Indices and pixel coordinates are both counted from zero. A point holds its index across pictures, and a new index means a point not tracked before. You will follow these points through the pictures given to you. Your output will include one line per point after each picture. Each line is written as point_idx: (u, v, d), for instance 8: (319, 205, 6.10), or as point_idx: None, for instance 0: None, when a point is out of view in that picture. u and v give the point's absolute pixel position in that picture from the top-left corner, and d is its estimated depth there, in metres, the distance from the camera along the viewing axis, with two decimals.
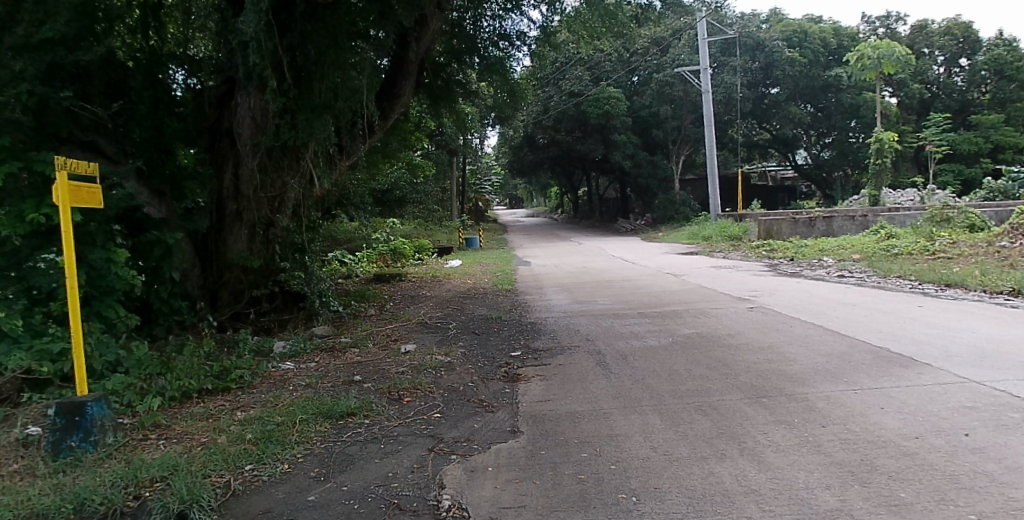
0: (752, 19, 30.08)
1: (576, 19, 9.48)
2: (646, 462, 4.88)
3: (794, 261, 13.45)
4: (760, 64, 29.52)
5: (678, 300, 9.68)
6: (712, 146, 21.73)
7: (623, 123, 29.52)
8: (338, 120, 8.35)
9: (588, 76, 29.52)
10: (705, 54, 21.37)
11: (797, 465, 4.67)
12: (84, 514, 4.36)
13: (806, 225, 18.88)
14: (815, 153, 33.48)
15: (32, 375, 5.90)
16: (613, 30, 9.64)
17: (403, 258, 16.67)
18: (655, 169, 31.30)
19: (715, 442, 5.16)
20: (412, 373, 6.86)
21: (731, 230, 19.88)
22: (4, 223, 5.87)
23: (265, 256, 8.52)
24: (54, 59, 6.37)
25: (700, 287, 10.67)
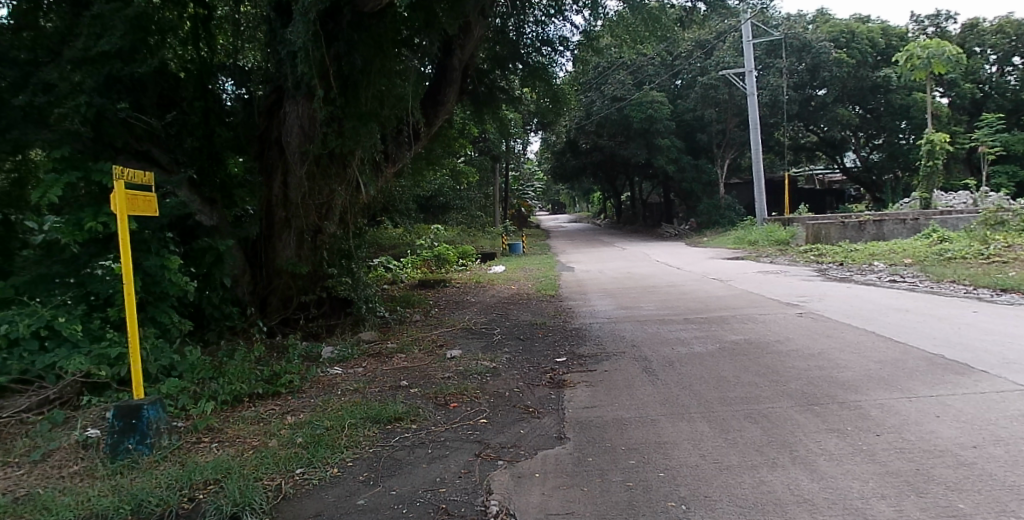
0: (797, 20, 29.53)
1: (619, 22, 9.40)
2: (696, 470, 4.81)
3: (843, 266, 13.16)
4: (806, 65, 28.82)
5: (725, 306, 9.53)
6: (757, 150, 21.33)
7: (666, 127, 29.17)
8: (384, 128, 8.43)
9: (630, 80, 29.45)
10: (749, 57, 21.07)
11: (850, 474, 4.55)
12: (141, 515, 4.45)
13: (855, 229, 18.44)
14: (864, 155, 32.78)
15: (91, 378, 6.09)
16: (657, 34, 9.48)
17: (447, 263, 16.70)
18: (700, 174, 30.69)
19: (765, 450, 5.07)
20: (459, 378, 6.86)
21: (778, 234, 19.60)
22: (63, 231, 6.10)
23: (313, 262, 8.63)
24: (110, 72, 6.49)
25: (747, 292, 10.50)
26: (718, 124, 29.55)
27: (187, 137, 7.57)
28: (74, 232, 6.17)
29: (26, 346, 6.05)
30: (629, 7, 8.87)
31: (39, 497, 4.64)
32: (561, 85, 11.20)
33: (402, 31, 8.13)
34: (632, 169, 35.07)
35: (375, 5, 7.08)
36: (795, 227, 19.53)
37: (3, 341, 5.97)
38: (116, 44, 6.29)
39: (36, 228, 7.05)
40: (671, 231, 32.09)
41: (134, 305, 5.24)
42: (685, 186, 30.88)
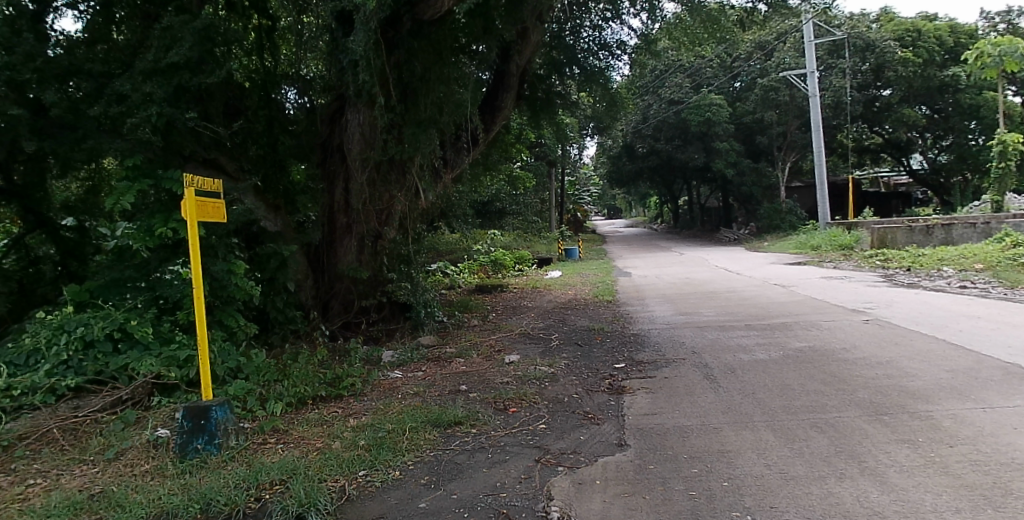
0: (862, 19, 28.74)
1: (677, 25, 9.33)
2: (761, 480, 4.70)
3: (910, 271, 12.76)
4: (870, 65, 27.97)
5: (787, 312, 9.32)
6: (821, 152, 20.77)
7: (727, 129, 28.37)
8: (443, 133, 8.33)
9: (688, 83, 29.20)
10: (813, 57, 20.62)
11: (923, 487, 4.39)
12: (210, 514, 4.55)
13: (923, 234, 18.11)
14: (933, 156, 31.78)
15: (162, 379, 6.30)
16: (716, 36, 9.42)
17: (504, 269, 17.02)
18: (760, 178, 30.12)
19: (833, 460, 4.92)
20: (517, 383, 6.85)
21: (843, 240, 19.06)
22: (136, 237, 6.35)
23: (373, 267, 8.69)
24: (180, 82, 6.55)
25: (809, 298, 10.25)
26: (779, 126, 28.53)
27: (251, 145, 7.75)
28: (145, 238, 6.37)
29: (100, 348, 6.37)
30: (686, 10, 8.81)
31: (113, 494, 4.79)
32: (618, 89, 11.11)
33: (459, 38, 8.21)
34: (689, 172, 34.48)
35: (433, 13, 6.98)
36: (860, 232, 19.05)
37: (80, 343, 6.33)
38: (185, 55, 6.42)
39: (111, 234, 7.60)
40: (729, 237, 31.48)
41: (203, 309, 5.36)
42: (744, 189, 30.18)
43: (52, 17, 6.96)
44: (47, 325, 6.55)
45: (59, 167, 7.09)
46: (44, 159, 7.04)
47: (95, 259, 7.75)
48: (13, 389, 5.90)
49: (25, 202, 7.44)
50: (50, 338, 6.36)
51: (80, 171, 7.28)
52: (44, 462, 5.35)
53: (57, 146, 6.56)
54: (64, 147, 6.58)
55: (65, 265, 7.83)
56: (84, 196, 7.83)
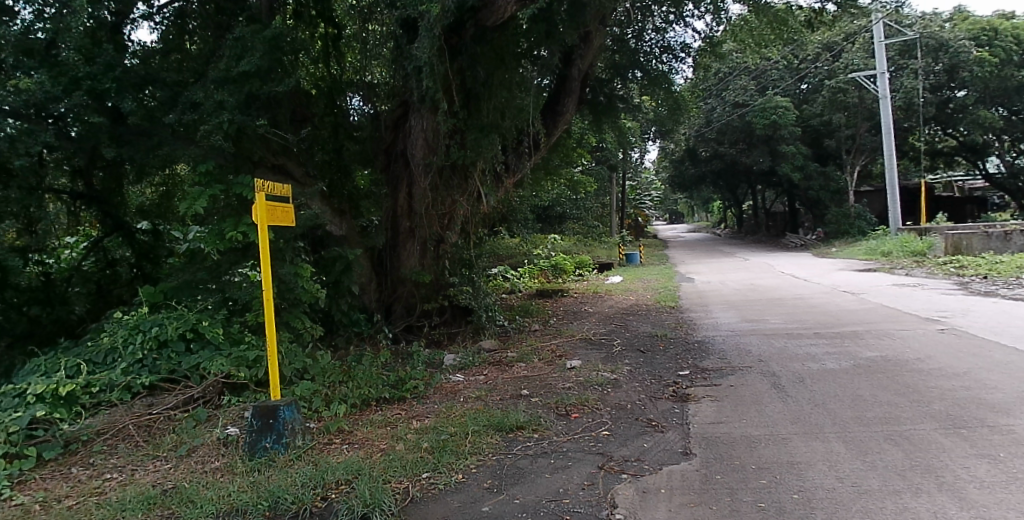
0: (934, 18, 27.52)
1: (742, 27, 9.25)
2: (832, 493, 4.55)
3: (988, 280, 12.20)
4: (944, 66, 26.81)
5: (858, 320, 9.04)
6: (891, 156, 20.00)
7: (792, 133, 27.43)
8: (504, 139, 8.50)
9: (753, 85, 28.56)
10: (881, 58, 19.94)
11: (1006, 504, 4.19)
12: (278, 512, 4.63)
13: (1000, 240, 17.22)
14: (1011, 159, 30.57)
15: (232, 379, 6.45)
16: (783, 36, 9.22)
17: (564, 274, 17.10)
18: (828, 182, 28.46)
19: (909, 474, 4.74)
20: (579, 389, 6.81)
21: (915, 245, 18.24)
22: (207, 240, 6.53)
23: (435, 271, 8.81)
24: (250, 90, 6.62)
25: (881, 307, 9.89)
26: (847, 129, 26.99)
27: (318, 151, 7.91)
28: (216, 242, 6.54)
29: (174, 347, 6.59)
30: (752, 11, 8.69)
31: (185, 490, 4.92)
32: (682, 93, 11.02)
33: (521, 44, 8.12)
34: (751, 176, 33.70)
35: (496, 20, 6.98)
36: (934, 238, 18.25)
37: (155, 343, 6.57)
38: (255, 64, 6.47)
39: (184, 237, 8.07)
40: (792, 242, 30.58)
41: (273, 310, 5.49)
42: (811, 194, 28.69)
43: (129, 28, 7.26)
44: (124, 325, 6.82)
45: (135, 173, 7.39)
46: (121, 166, 7.37)
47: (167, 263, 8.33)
48: (92, 386, 6.12)
49: (103, 206, 7.86)
50: (126, 337, 6.62)
51: (154, 177, 7.57)
52: (121, 457, 5.54)
53: (134, 152, 6.81)
54: (140, 154, 6.82)
55: (140, 268, 8.41)
56: (157, 201, 8.24)
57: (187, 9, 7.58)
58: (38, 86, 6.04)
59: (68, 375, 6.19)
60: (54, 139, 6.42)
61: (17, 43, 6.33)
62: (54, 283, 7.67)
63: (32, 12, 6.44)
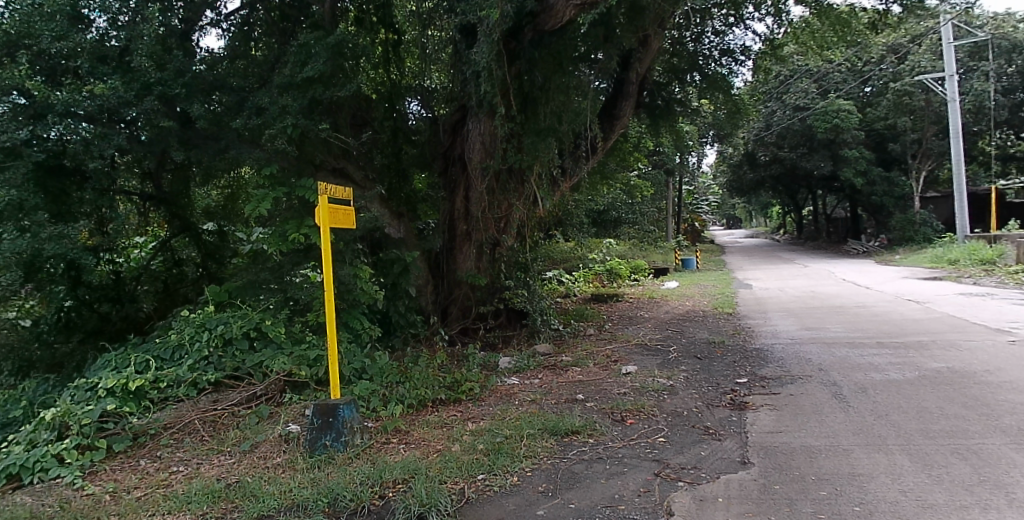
0: (1008, 18, 26.15)
1: (804, 29, 9.05)
2: (896, 506, 4.46)
3: None
4: (1015, 67, 25.67)
5: (923, 330, 8.79)
6: (959, 160, 19.24)
7: (856, 137, 26.55)
8: (561, 143, 8.54)
9: (815, 89, 27.14)
10: (951, 60, 19.21)
11: None
12: (337, 508, 4.72)
13: None
14: None
15: (293, 377, 6.61)
16: (846, 39, 9.07)
17: (619, 278, 17.03)
18: (892, 187, 27.34)
19: (976, 489, 4.61)
20: (635, 394, 6.79)
21: (983, 254, 17.59)
22: (272, 242, 6.72)
23: (491, 274, 8.86)
24: (313, 96, 6.77)
25: (947, 317, 9.60)
26: (914, 133, 25.69)
27: (377, 155, 8.08)
28: (279, 242, 6.72)
29: (238, 345, 6.78)
30: (814, 15, 8.62)
31: (248, 484, 5.05)
32: (741, 95, 10.84)
33: (578, 48, 8.04)
34: (809, 180, 32.85)
35: (554, 24, 6.99)
36: (1004, 246, 17.52)
37: (219, 341, 6.78)
38: (319, 70, 6.60)
39: (247, 239, 8.46)
40: (854, 247, 29.62)
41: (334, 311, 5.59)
42: (874, 199, 27.74)
43: (197, 35, 7.51)
44: (191, 323, 7.04)
45: (202, 176, 7.65)
46: (189, 169, 7.64)
47: (232, 263, 8.68)
48: (160, 381, 6.34)
49: (171, 207, 8.19)
50: (193, 334, 6.85)
51: (220, 179, 7.82)
52: (187, 451, 5.72)
53: (201, 156, 7.07)
54: (207, 157, 7.04)
55: (205, 267, 8.86)
56: (222, 203, 8.53)
57: (252, 16, 7.86)
58: (112, 92, 6.27)
59: (138, 370, 6.44)
60: (127, 143, 6.68)
61: (92, 51, 6.52)
62: (125, 281, 8.30)
63: (106, 20, 6.67)
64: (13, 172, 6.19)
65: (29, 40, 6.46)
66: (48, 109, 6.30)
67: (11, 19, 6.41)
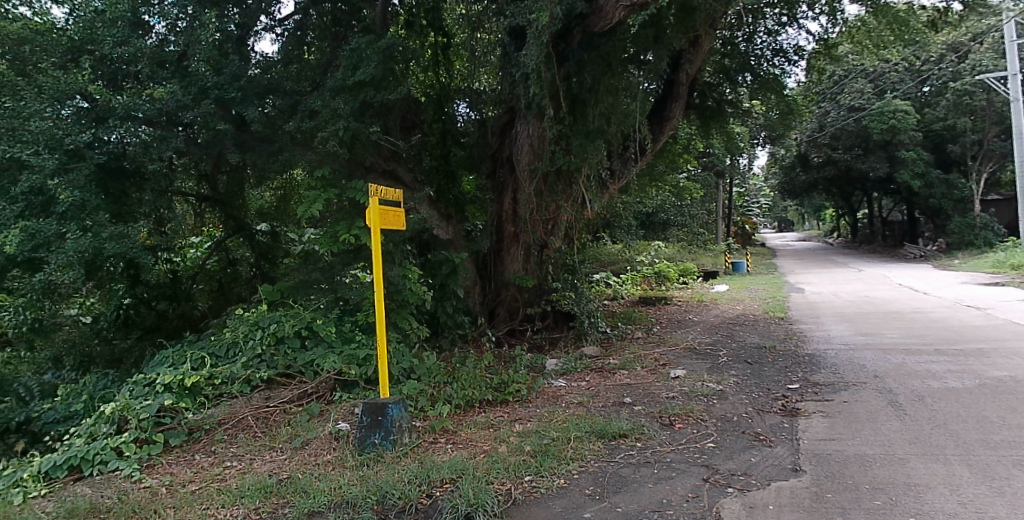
0: None
1: (860, 28, 8.89)
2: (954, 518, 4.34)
3: None
4: None
5: (985, 337, 8.51)
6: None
7: (914, 137, 25.76)
8: (610, 145, 8.45)
9: (871, 89, 26.25)
10: (1015, 58, 18.53)
11: None
12: (385, 506, 4.76)
13: None
14: None
15: (343, 376, 6.71)
16: (904, 38, 8.83)
17: (667, 281, 16.82)
18: (952, 190, 26.48)
19: None
20: (683, 399, 6.72)
21: None
22: (323, 243, 6.89)
23: (538, 275, 8.92)
24: (365, 99, 6.88)
25: (1010, 324, 9.26)
26: (974, 134, 24.77)
27: (426, 157, 8.24)
28: (331, 243, 6.86)
29: (290, 344, 6.94)
30: (870, 14, 8.47)
31: (299, 481, 5.12)
32: (795, 96, 10.63)
33: (628, 49, 7.95)
34: (865, 181, 31.89)
35: (604, 26, 6.99)
36: None
37: (272, 339, 6.95)
38: (370, 73, 6.70)
39: (299, 239, 8.69)
40: (912, 251, 28.75)
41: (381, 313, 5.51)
42: (932, 202, 26.96)
43: (252, 39, 7.69)
44: (245, 321, 7.23)
45: (255, 177, 7.87)
46: (243, 171, 7.85)
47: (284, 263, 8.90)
48: (215, 378, 6.51)
49: (225, 207, 8.41)
50: (247, 332, 7.04)
51: (273, 181, 8.01)
52: (240, 447, 5.83)
53: (256, 158, 7.20)
54: (261, 159, 7.21)
55: (259, 267, 9.09)
56: (275, 204, 8.63)
57: (306, 22, 7.93)
58: (171, 96, 6.44)
59: (194, 367, 6.63)
60: (184, 145, 6.87)
61: (153, 56, 6.70)
62: (181, 281, 8.67)
63: (165, 25, 6.86)
64: (77, 174, 6.44)
65: (92, 45, 6.69)
66: (110, 113, 6.52)
67: (77, 26, 6.66)
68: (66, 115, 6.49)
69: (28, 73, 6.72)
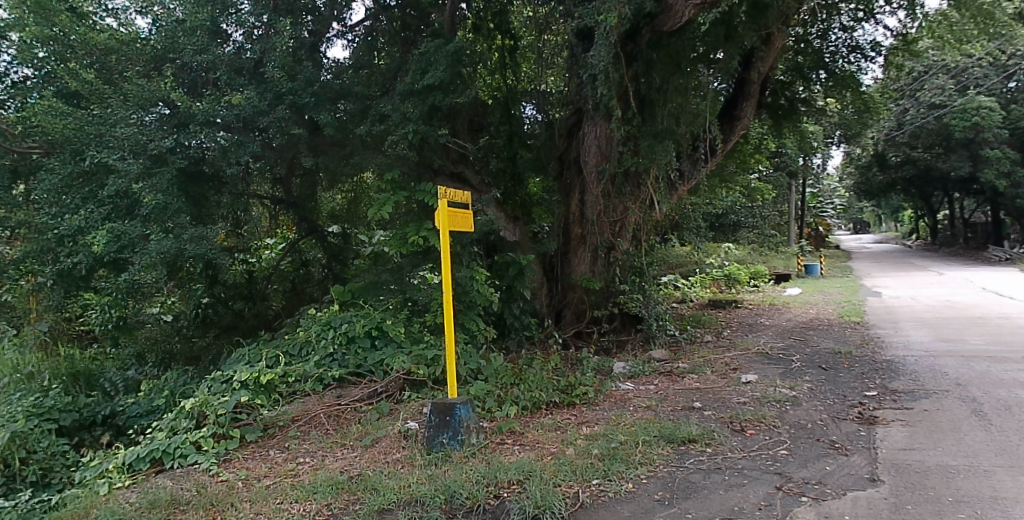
0: None
1: (941, 23, 8.58)
2: None
3: None
4: None
5: None
6: None
7: (999, 135, 24.58)
8: (679, 146, 8.44)
9: (952, 85, 25.03)
10: None
11: None
12: (453, 505, 4.73)
13: None
14: None
15: (413, 376, 6.79)
16: (988, 31, 8.52)
17: (738, 284, 16.58)
18: None
19: None
20: (755, 405, 6.59)
21: None
22: (393, 244, 7.08)
23: (605, 278, 8.80)
24: (433, 102, 6.98)
25: None
26: None
27: (493, 159, 8.33)
28: (400, 244, 7.00)
29: (360, 343, 7.09)
30: (951, 8, 8.18)
31: (369, 478, 5.14)
32: (871, 93, 10.34)
33: (697, 48, 7.99)
34: (947, 180, 30.39)
35: (673, 25, 6.90)
36: None
37: (343, 339, 7.12)
38: (439, 77, 6.79)
39: (370, 241, 8.80)
40: (996, 255, 27.35)
41: (450, 315, 5.38)
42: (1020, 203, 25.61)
43: (325, 46, 7.78)
44: (317, 321, 7.46)
45: (328, 180, 8.10)
46: (315, 174, 8.12)
47: (355, 264, 9.11)
48: (289, 375, 6.68)
49: (299, 210, 8.67)
50: (320, 332, 7.23)
51: (344, 184, 8.22)
52: (313, 443, 5.91)
53: (329, 161, 7.43)
54: (334, 163, 7.41)
55: (330, 268, 9.33)
56: (346, 206, 8.80)
57: (377, 27, 8.07)
58: (247, 102, 6.65)
59: (269, 365, 6.82)
60: (259, 149, 7.09)
61: (230, 63, 6.87)
62: (257, 281, 8.96)
63: (241, 33, 7.05)
64: (160, 178, 6.64)
65: (174, 54, 6.97)
66: (189, 119, 6.75)
67: (159, 36, 6.96)
68: (150, 121, 6.78)
69: (114, 81, 7.08)
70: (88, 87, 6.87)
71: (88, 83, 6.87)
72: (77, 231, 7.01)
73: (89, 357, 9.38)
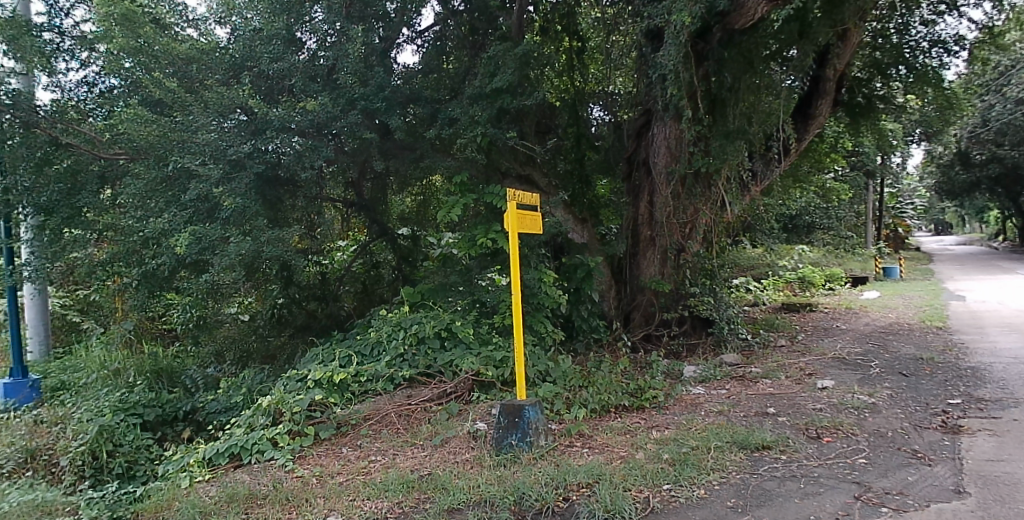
0: None
1: None
2: None
3: None
4: None
5: None
6: None
7: None
8: (752, 146, 8.34)
9: None
10: None
11: None
12: (523, 507, 4.74)
13: None
14: None
15: (481, 378, 6.83)
16: None
17: (812, 287, 16.23)
18: None
19: None
20: (833, 411, 6.43)
21: None
22: (464, 246, 7.25)
23: (675, 280, 8.66)
24: (501, 105, 7.07)
25: None
26: None
27: (561, 161, 8.49)
28: (469, 246, 7.18)
29: (429, 344, 7.22)
30: None
31: (439, 477, 5.19)
32: (955, 88, 9.94)
33: (769, 46, 7.89)
34: None
35: (744, 22, 6.81)
36: None
37: (413, 339, 7.27)
38: (507, 80, 6.85)
39: (439, 243, 9.05)
40: None
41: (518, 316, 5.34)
42: None
43: (394, 52, 7.93)
44: (388, 322, 7.64)
45: (400, 183, 8.31)
46: (387, 177, 8.32)
47: (424, 265, 9.31)
48: (361, 375, 6.83)
49: (370, 213, 8.90)
50: (391, 332, 7.40)
51: (415, 186, 8.44)
52: (384, 442, 5.99)
53: (399, 164, 7.65)
54: (403, 165, 7.68)
55: (400, 269, 9.56)
56: (416, 208, 9.08)
57: (445, 32, 8.18)
58: (322, 107, 6.85)
59: (342, 364, 7.01)
60: (333, 153, 7.29)
61: (304, 70, 7.14)
62: (330, 282, 9.21)
63: (315, 41, 7.27)
64: (239, 183, 6.83)
65: (251, 62, 7.21)
66: (266, 124, 6.89)
67: (238, 45, 7.22)
68: (228, 127, 6.94)
69: (195, 89, 7.36)
70: (171, 95, 7.15)
71: (169, 91, 7.15)
72: (161, 233, 7.33)
73: (170, 355, 9.78)
